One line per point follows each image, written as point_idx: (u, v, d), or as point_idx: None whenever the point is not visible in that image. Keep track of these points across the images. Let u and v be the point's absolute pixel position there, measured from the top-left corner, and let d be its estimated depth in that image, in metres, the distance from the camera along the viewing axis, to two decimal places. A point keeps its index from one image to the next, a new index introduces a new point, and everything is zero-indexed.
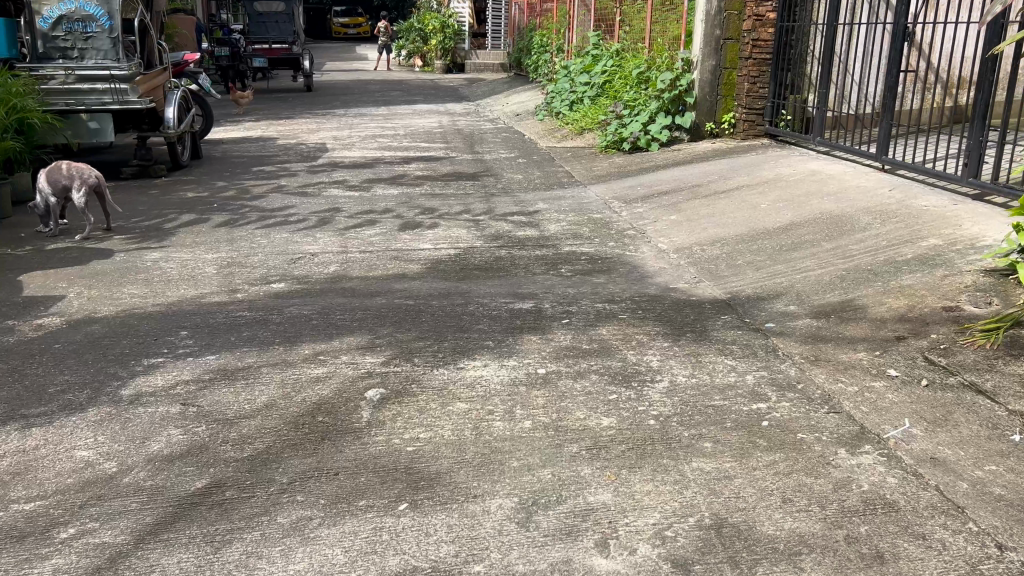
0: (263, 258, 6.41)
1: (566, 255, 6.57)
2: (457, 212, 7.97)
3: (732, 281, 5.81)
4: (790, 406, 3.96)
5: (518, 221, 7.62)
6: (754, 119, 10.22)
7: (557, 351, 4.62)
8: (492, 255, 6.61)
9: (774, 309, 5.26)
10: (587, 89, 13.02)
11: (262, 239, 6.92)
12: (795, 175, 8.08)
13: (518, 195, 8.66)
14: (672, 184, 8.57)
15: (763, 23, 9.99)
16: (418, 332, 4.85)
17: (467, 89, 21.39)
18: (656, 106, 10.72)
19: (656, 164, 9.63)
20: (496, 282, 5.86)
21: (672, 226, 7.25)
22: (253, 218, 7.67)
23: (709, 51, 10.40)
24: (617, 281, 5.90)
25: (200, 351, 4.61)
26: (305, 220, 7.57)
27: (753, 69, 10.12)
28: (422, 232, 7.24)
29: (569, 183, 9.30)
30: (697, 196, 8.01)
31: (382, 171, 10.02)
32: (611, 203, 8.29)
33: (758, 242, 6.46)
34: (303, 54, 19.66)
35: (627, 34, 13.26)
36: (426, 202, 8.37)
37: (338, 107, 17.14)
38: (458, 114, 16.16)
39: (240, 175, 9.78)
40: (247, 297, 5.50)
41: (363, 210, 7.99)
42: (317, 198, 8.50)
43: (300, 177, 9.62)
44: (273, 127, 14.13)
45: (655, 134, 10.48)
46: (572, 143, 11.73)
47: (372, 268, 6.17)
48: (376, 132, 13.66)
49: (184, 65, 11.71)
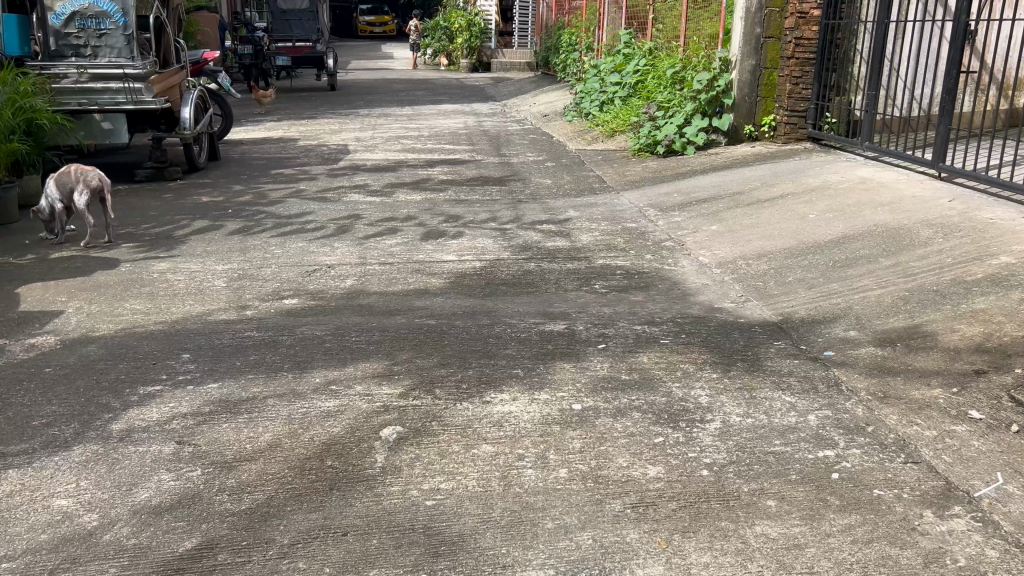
0: (276, 270, 6.02)
1: (600, 269, 6.11)
2: (483, 220, 7.54)
3: (782, 301, 5.33)
4: (862, 455, 3.48)
5: (547, 230, 7.18)
6: (796, 122, 9.66)
7: (594, 383, 4.16)
8: (520, 268, 6.17)
9: (833, 334, 4.76)
10: (619, 89, 12.51)
11: (276, 249, 6.53)
12: (843, 182, 7.57)
13: (547, 202, 8.22)
14: (710, 191, 8.08)
15: (807, 21, 9.46)
16: (440, 358, 4.42)
17: (493, 89, 20.95)
18: (692, 107, 10.23)
19: (692, 169, 9.13)
20: (525, 299, 5.42)
21: (712, 238, 6.76)
22: (267, 225, 7.28)
23: (749, 50, 9.85)
24: (656, 299, 5.44)
25: (201, 379, 4.21)
26: (323, 228, 7.17)
27: (795, 69, 9.58)
28: (445, 242, 6.82)
29: (601, 189, 8.83)
30: (737, 204, 7.52)
31: (405, 175, 9.61)
32: (646, 211, 7.82)
33: (809, 257, 5.97)
34: (327, 53, 19.34)
35: (661, 34, 12.77)
36: (449, 208, 7.94)
37: (361, 107, 16.77)
38: (484, 114, 15.73)
39: (257, 179, 9.41)
40: (256, 315, 5.11)
41: (384, 217, 7.58)
42: (336, 204, 8.11)
43: (320, 181, 9.22)
44: (295, 128, 13.79)
45: (691, 136, 9.99)
46: (603, 146, 11.26)
47: (392, 283, 5.76)
48: (400, 133, 13.27)
49: (204, 63, 11.43)
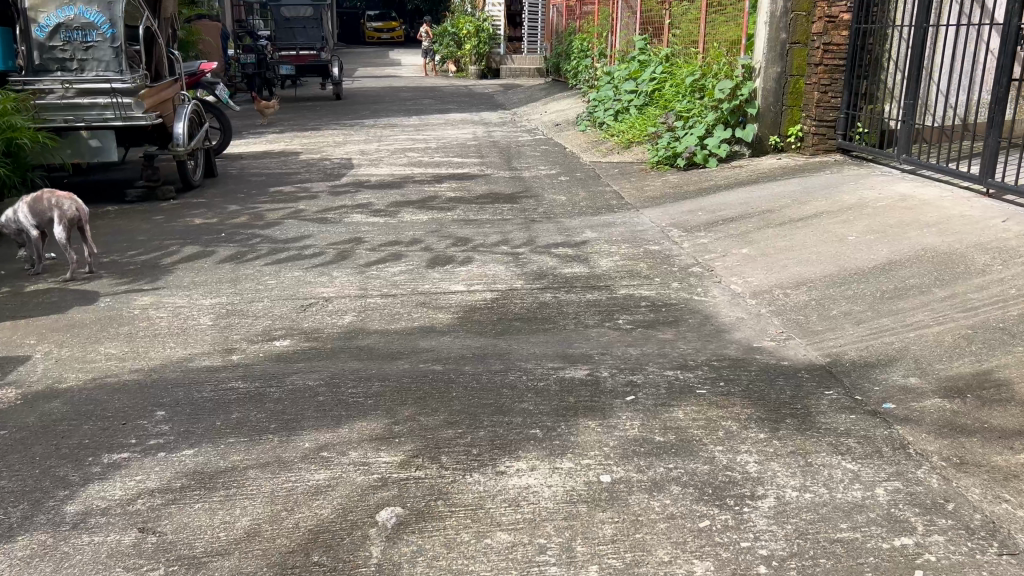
0: (268, 304, 5.52)
1: (622, 300, 5.57)
2: (494, 243, 7.02)
3: (829, 340, 4.79)
4: (946, 542, 2.92)
5: (563, 255, 6.65)
6: (824, 132, 9.12)
7: (624, 446, 3.62)
8: (535, 299, 5.64)
9: (890, 381, 4.21)
10: (634, 98, 12.16)
11: (270, 280, 6.03)
12: (881, 199, 7.02)
13: (562, 221, 7.70)
14: (736, 209, 7.53)
15: (836, 26, 8.91)
16: (447, 415, 3.89)
17: (502, 97, 20.42)
18: (714, 117, 9.69)
19: (716, 184, 8.57)
20: (541, 338, 4.89)
21: (743, 263, 6.21)
22: (262, 251, 6.79)
23: (774, 56, 9.30)
24: (687, 337, 4.90)
25: (175, 444, 3.71)
26: (322, 254, 6.67)
27: (823, 76, 9.04)
28: (453, 269, 6.30)
29: (618, 206, 8.29)
30: (768, 224, 6.97)
31: (411, 192, 9.09)
32: (669, 231, 7.28)
33: (853, 287, 5.42)
34: (332, 62, 18.87)
35: (679, 39, 12.20)
36: (458, 230, 7.42)
37: (367, 117, 16.28)
38: (493, 124, 15.20)
39: (255, 198, 8.91)
40: (243, 361, 4.60)
41: (387, 240, 7.06)
42: (337, 226, 7.60)
43: (321, 200, 8.71)
44: (298, 141, 13.31)
45: (714, 148, 9.42)
46: (618, 158, 10.73)
47: (394, 319, 5.23)
48: (406, 145, 12.77)
49: (200, 75, 11.07)
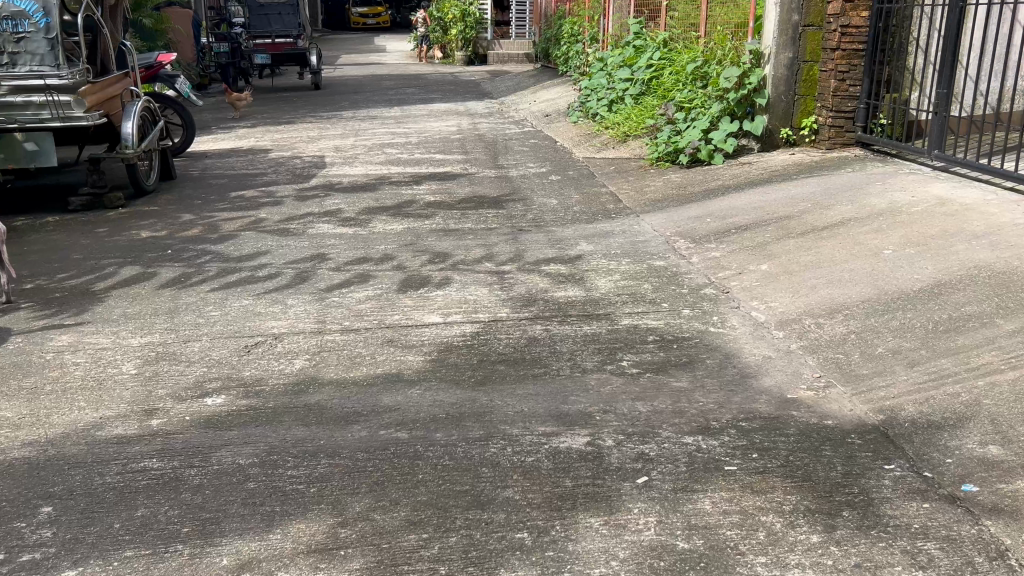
0: (206, 345, 4.65)
1: (625, 334, 4.73)
2: (476, 259, 6.17)
3: (880, 388, 3.98)
4: None
5: (555, 274, 5.80)
6: (843, 124, 8.25)
7: (639, 558, 2.77)
8: (523, 333, 4.79)
9: (965, 451, 3.39)
10: (629, 86, 11.29)
11: (214, 311, 5.16)
12: (916, 204, 6.20)
13: (553, 231, 6.85)
14: (749, 215, 6.69)
15: (855, 7, 8.06)
16: (410, 511, 3.04)
17: (489, 85, 19.49)
18: (719, 107, 8.82)
19: (724, 185, 7.72)
20: (531, 389, 4.04)
21: (764, 284, 5.38)
22: (210, 273, 5.91)
23: (785, 41, 8.45)
24: (705, 387, 4.07)
25: (54, 561, 2.84)
26: (278, 275, 5.81)
27: (841, 62, 8.17)
28: (428, 293, 5.44)
29: (617, 211, 7.43)
30: (789, 235, 6.13)
31: (387, 196, 8.22)
32: (675, 242, 6.43)
33: (899, 316, 4.61)
34: (310, 50, 17.90)
35: (677, 23, 11.35)
36: (435, 243, 6.56)
37: (346, 108, 15.34)
38: (479, 115, 14.30)
39: (213, 205, 8.03)
40: (164, 428, 3.73)
41: (355, 257, 6.19)
42: (299, 239, 6.73)
43: (285, 207, 7.84)
44: (269, 136, 12.40)
45: (720, 142, 8.55)
46: (614, 153, 9.87)
47: (354, 363, 4.39)
48: (386, 139, 11.88)
49: (157, 67, 10.25)
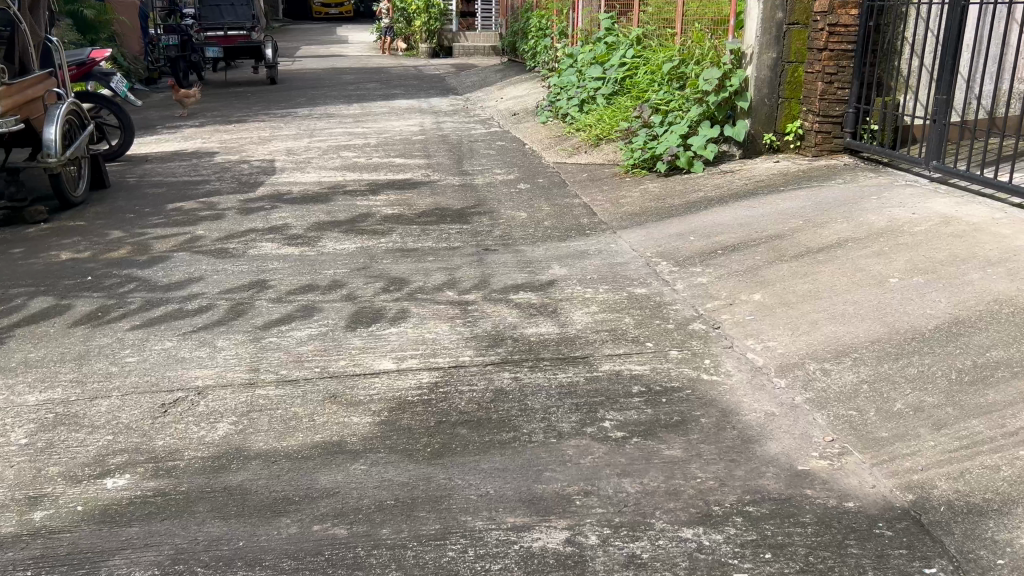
0: (115, 404, 3.97)
1: (606, 384, 4.11)
2: (436, 286, 5.53)
3: (905, 457, 3.40)
4: None
5: (524, 304, 5.17)
6: (830, 130, 7.70)
7: None
8: (489, 383, 4.14)
9: (1020, 549, 2.82)
10: (601, 85, 10.69)
11: (130, 358, 4.47)
12: (917, 222, 5.66)
13: (523, 251, 6.23)
14: (736, 233, 6.11)
15: (844, 4, 7.48)
16: None
17: (454, 79, 18.77)
18: (699, 111, 8.22)
19: (706, 197, 7.14)
20: (496, 463, 3.41)
21: (758, 318, 4.80)
22: (132, 308, 5.20)
23: (768, 40, 7.87)
24: (702, 456, 3.46)
25: None
26: (210, 310, 5.12)
27: (828, 64, 7.59)
28: (380, 330, 4.77)
29: (590, 227, 6.83)
30: (782, 258, 5.55)
31: (340, 208, 7.54)
32: (656, 264, 5.83)
33: (915, 363, 4.04)
34: (265, 43, 17.04)
35: (651, 19, 10.78)
36: (391, 266, 5.91)
37: (302, 105, 14.56)
38: (443, 113, 13.61)
39: (146, 220, 7.29)
40: (47, 525, 3.05)
41: (299, 284, 5.51)
42: (238, 262, 6.04)
43: (226, 222, 7.14)
44: (218, 137, 11.62)
45: (699, 149, 7.97)
46: (586, 158, 9.26)
47: (289, 427, 3.73)
48: (342, 140, 11.17)
49: (90, 65, 9.62)
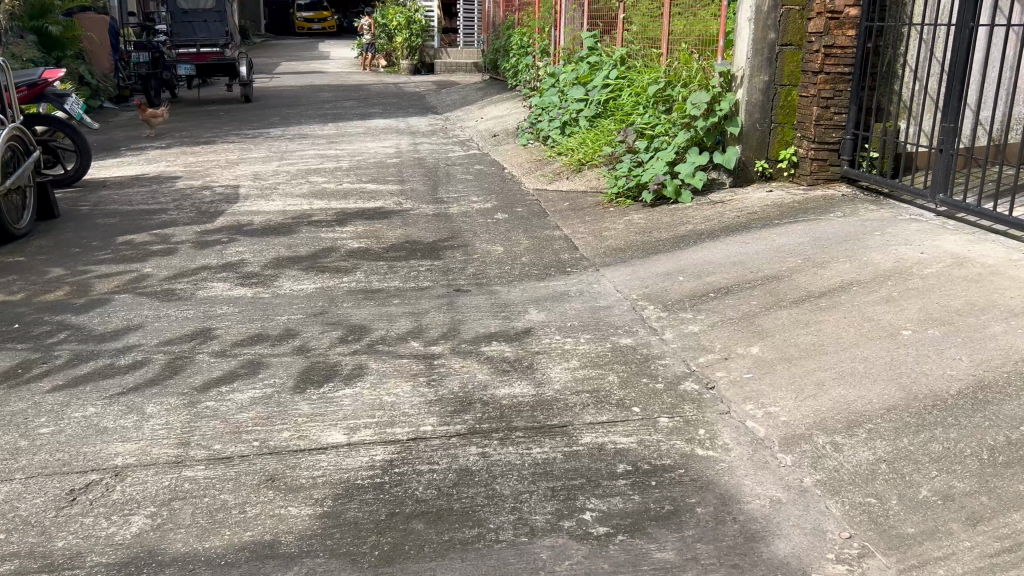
0: (16, 491, 3.42)
1: (587, 460, 3.58)
2: (400, 334, 5.00)
3: (938, 563, 2.89)
4: None
5: (496, 357, 4.65)
6: (826, 157, 7.25)
7: None
8: (452, 460, 3.60)
9: None
10: (583, 107, 10.24)
11: (45, 428, 3.92)
12: (927, 263, 5.18)
13: (497, 292, 5.71)
14: (729, 273, 5.61)
15: (840, 24, 7.03)
16: None
17: (433, 97, 18.29)
18: (686, 137, 7.72)
19: (696, 230, 6.65)
20: (456, 573, 2.87)
21: (757, 377, 4.29)
22: (57, 363, 4.64)
23: (760, 62, 7.40)
24: (700, 562, 2.93)
25: None
26: (144, 367, 4.57)
27: (823, 88, 7.14)
28: (332, 393, 4.23)
29: (571, 264, 6.33)
30: (780, 303, 5.06)
31: (302, 241, 7.01)
32: (643, 307, 5.32)
33: (940, 437, 3.53)
34: (239, 59, 16.51)
35: (635, 38, 10.34)
36: (352, 311, 5.38)
37: (275, 124, 14.04)
38: (421, 133, 13.11)
39: (91, 255, 6.73)
40: None
41: (248, 335, 4.97)
42: (184, 306, 5.50)
43: (178, 257, 6.59)
44: (182, 160, 11.07)
45: (688, 177, 7.48)
46: (568, 186, 8.77)
47: (215, 523, 3.18)
48: (313, 163, 10.64)
49: (42, 86, 8.97)
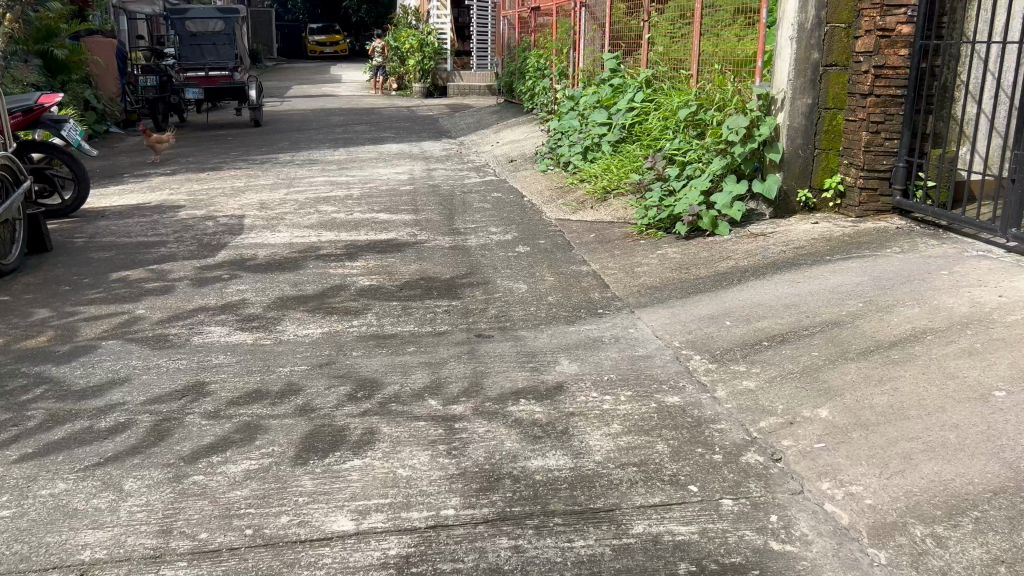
0: None
1: (642, 558, 3.00)
2: (417, 390, 4.44)
3: None
4: None
5: (526, 419, 4.08)
6: (876, 186, 6.69)
7: None
8: (481, 556, 3.03)
9: None
10: (606, 132, 9.74)
11: (6, 511, 3.36)
12: (1010, 310, 4.62)
13: (524, 338, 5.15)
14: (783, 318, 5.04)
15: (892, 43, 6.49)
16: None
17: (447, 120, 17.84)
18: (722, 164, 7.17)
19: (738, 266, 6.08)
20: None
21: (831, 447, 3.71)
22: (28, 425, 4.08)
23: (802, 84, 6.86)
24: None
25: None
26: (126, 431, 4.02)
27: (873, 111, 6.59)
28: (339, 464, 3.68)
29: (602, 304, 5.76)
30: (846, 355, 4.49)
31: (310, 278, 6.48)
32: (688, 357, 4.75)
33: None
34: (248, 83, 16.11)
35: (661, 59, 9.85)
36: (362, 361, 4.83)
37: (284, 150, 13.58)
38: (435, 158, 12.62)
39: (82, 293, 6.21)
40: None
41: (246, 391, 4.42)
42: (177, 356, 4.95)
43: (174, 297, 6.07)
44: (187, 187, 10.60)
45: (725, 208, 6.92)
46: (593, 216, 8.22)
47: None
48: (322, 191, 10.14)
49: (38, 112, 8.47)
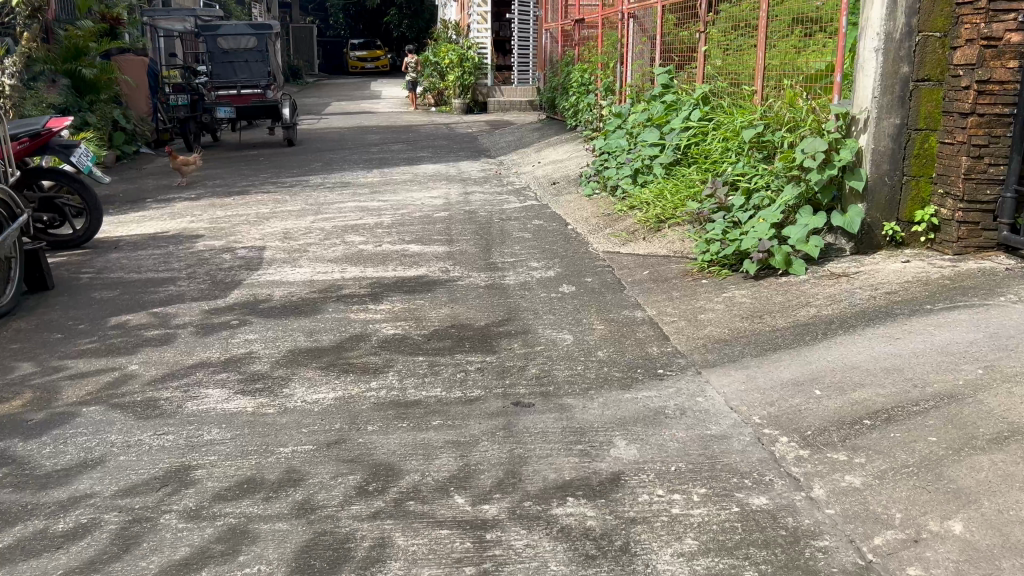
0: None
1: None
2: (441, 480, 3.65)
3: None
4: None
5: (575, 528, 3.26)
6: (977, 219, 5.80)
7: None
8: None
9: None
10: (658, 153, 8.91)
11: None
12: None
13: (570, 408, 4.33)
14: (885, 387, 4.16)
15: (998, 54, 5.62)
16: None
17: (487, 138, 17.10)
18: (795, 192, 6.31)
19: (821, 316, 5.20)
20: None
21: None
22: None
23: (889, 101, 5.99)
24: None
25: None
26: (85, 537, 3.28)
27: (976, 133, 5.72)
28: None
29: (662, 362, 4.92)
30: (976, 443, 3.59)
31: (326, 325, 5.74)
32: (773, 439, 3.88)
33: None
34: (281, 102, 15.57)
35: (717, 74, 9.01)
36: (378, 438, 4.06)
37: (315, 171, 12.95)
38: (473, 181, 11.86)
39: (73, 343, 5.56)
40: None
41: (236, 481, 3.67)
42: (163, 428, 4.23)
43: (173, 348, 5.37)
44: (209, 214, 9.98)
45: (800, 242, 6.06)
46: (647, 249, 7.38)
47: None
48: (350, 218, 9.45)
49: (44, 137, 7.93)
